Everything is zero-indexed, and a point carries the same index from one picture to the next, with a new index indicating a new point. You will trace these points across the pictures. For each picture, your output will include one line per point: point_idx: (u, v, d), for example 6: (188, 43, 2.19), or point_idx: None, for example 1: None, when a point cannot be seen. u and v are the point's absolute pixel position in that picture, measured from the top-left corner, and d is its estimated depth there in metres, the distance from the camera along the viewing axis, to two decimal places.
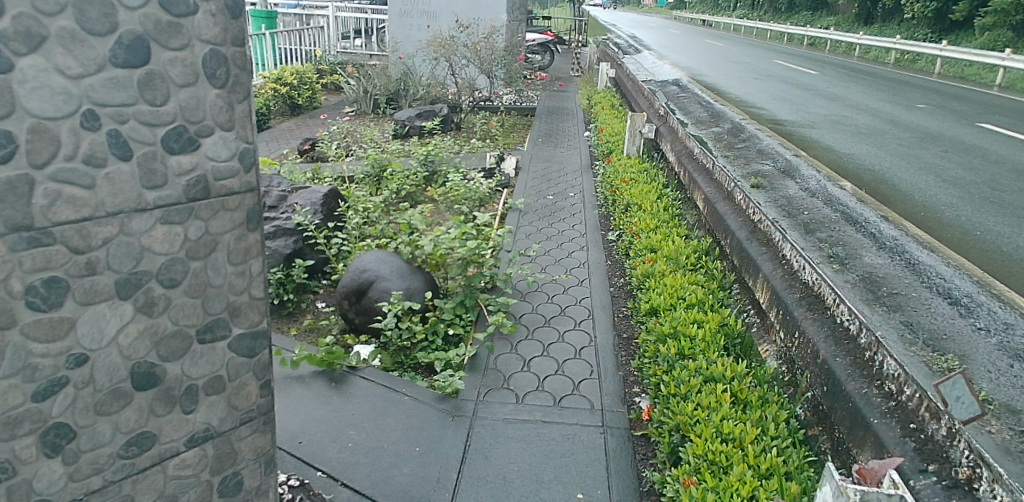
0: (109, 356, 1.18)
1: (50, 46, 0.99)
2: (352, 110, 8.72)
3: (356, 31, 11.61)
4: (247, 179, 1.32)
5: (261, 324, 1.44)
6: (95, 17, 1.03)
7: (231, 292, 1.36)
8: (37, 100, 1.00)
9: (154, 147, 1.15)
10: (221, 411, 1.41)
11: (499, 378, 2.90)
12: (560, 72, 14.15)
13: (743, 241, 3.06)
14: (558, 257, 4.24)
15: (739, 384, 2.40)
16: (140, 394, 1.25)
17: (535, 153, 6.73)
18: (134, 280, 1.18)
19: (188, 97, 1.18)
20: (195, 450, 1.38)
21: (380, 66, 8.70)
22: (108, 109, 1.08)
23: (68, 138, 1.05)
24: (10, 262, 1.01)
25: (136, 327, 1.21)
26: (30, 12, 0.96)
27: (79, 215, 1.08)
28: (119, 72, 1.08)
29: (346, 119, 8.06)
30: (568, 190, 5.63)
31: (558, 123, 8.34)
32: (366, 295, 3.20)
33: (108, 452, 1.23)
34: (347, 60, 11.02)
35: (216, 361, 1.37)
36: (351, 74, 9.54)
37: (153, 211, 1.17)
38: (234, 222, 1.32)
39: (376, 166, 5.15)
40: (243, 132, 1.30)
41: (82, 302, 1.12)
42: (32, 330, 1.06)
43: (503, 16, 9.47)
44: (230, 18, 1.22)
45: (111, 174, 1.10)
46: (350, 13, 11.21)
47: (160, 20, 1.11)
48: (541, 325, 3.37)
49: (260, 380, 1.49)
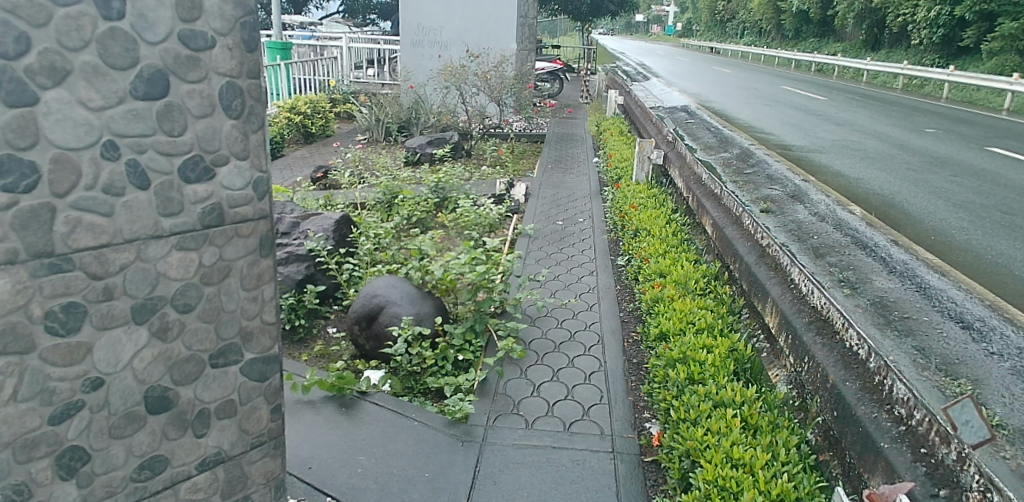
0: (124, 380, 1.20)
1: (74, 80, 1.04)
2: (364, 137, 8.87)
3: (368, 61, 11.84)
4: (260, 206, 1.36)
5: (272, 349, 1.46)
6: (117, 52, 1.08)
7: (244, 317, 1.38)
8: (61, 131, 1.04)
9: (171, 176, 1.19)
10: (232, 435, 1.42)
11: (509, 403, 2.89)
12: (569, 99, 14.33)
13: (752, 265, 3.06)
14: (568, 281, 4.25)
15: (750, 409, 2.38)
16: (153, 418, 1.27)
17: (545, 179, 6.79)
18: (149, 305, 1.21)
19: (204, 128, 1.23)
20: (206, 473, 1.39)
21: (392, 94, 8.84)
22: (127, 139, 1.12)
23: (89, 168, 1.08)
24: (31, 287, 1.04)
25: (150, 351, 1.23)
26: (55, 47, 1.01)
27: (98, 242, 1.11)
28: (139, 104, 1.13)
29: (358, 147, 8.18)
30: (578, 215, 5.65)
31: (568, 149, 8.41)
32: (377, 320, 3.21)
33: (121, 475, 1.25)
34: (361, 89, 11.19)
35: (228, 385, 1.39)
36: (363, 102, 9.69)
37: (168, 238, 1.21)
38: (247, 248, 1.35)
39: (388, 193, 5.21)
40: (257, 161, 1.34)
41: (99, 327, 1.15)
42: (50, 354, 1.09)
43: (512, 45, 9.67)
44: (246, 52, 1.27)
45: (129, 202, 1.14)
46: (362, 43, 11.45)
47: (178, 54, 1.16)
48: (551, 351, 3.36)
49: (271, 404, 1.50)
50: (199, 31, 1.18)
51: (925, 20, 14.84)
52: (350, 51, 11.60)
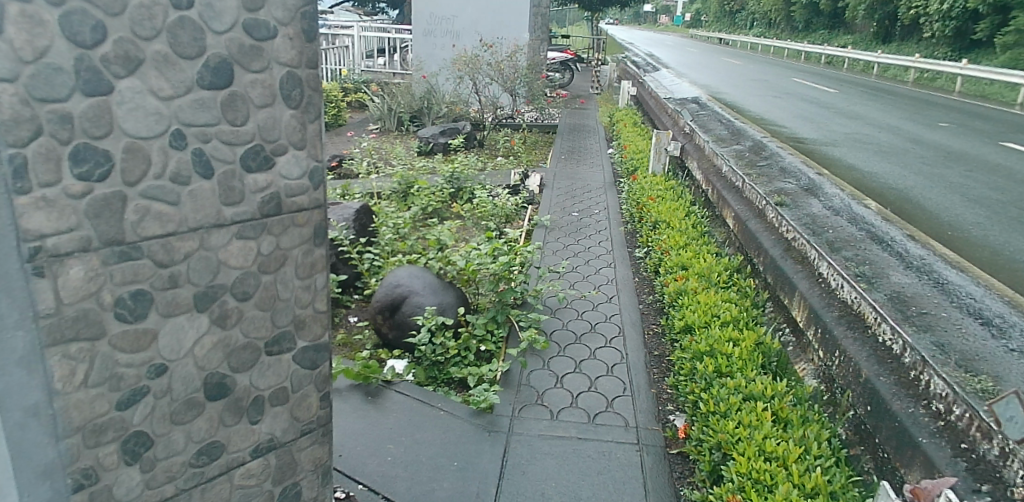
0: (185, 367, 1.22)
1: (146, 69, 1.04)
2: (376, 127, 8.87)
3: (379, 50, 11.79)
4: (315, 195, 1.37)
5: (323, 337, 1.48)
6: (186, 41, 1.09)
7: (298, 305, 1.40)
8: (133, 120, 1.05)
9: (233, 166, 1.20)
10: (284, 422, 1.44)
11: (533, 394, 2.91)
12: (579, 89, 14.25)
13: (778, 259, 3.07)
14: (587, 273, 4.26)
15: (780, 403, 2.39)
16: (212, 405, 1.28)
17: (559, 171, 6.78)
18: (210, 293, 1.22)
19: (265, 118, 1.23)
20: (259, 460, 1.41)
21: (404, 84, 8.81)
22: (194, 128, 1.13)
23: (158, 157, 1.09)
24: (103, 275, 1.05)
25: (210, 338, 1.24)
26: (129, 36, 1.01)
27: (165, 230, 1.12)
28: (205, 93, 1.13)
29: (371, 137, 8.17)
30: (593, 207, 5.65)
31: (581, 141, 8.39)
32: (400, 310, 3.23)
33: (181, 460, 1.26)
34: (372, 79, 11.16)
35: (281, 373, 1.40)
36: (375, 92, 9.67)
37: (230, 227, 1.22)
38: (302, 237, 1.36)
39: (404, 183, 5.22)
40: (314, 151, 1.35)
41: (164, 313, 1.16)
42: (119, 342, 1.11)
43: (525, 35, 9.59)
44: (306, 41, 1.27)
45: (194, 190, 1.15)
46: (373, 32, 11.40)
47: (243, 43, 1.16)
48: (572, 342, 3.38)
49: (321, 392, 1.51)
50: (263, 21, 1.18)
51: (937, 13, 14.71)
52: (361, 40, 11.57)
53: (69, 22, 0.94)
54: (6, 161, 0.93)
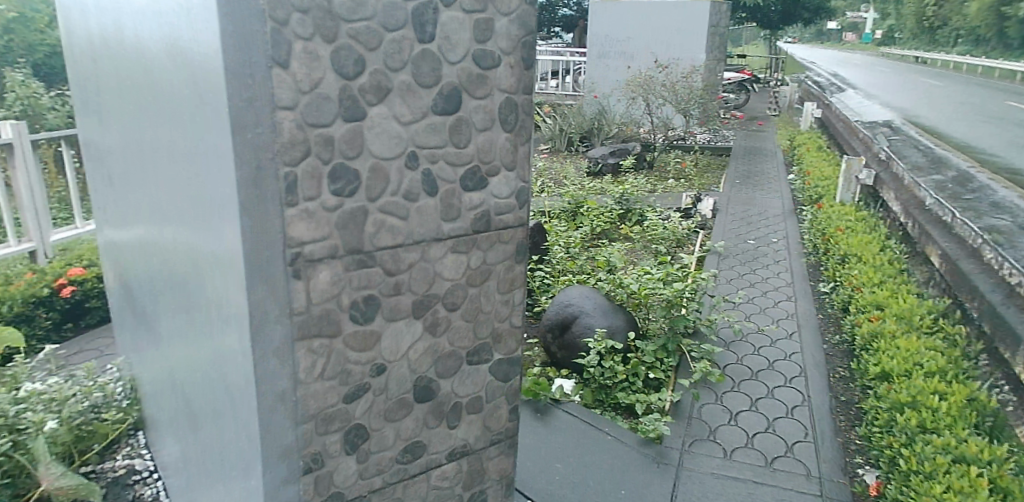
0: (400, 369, 1.32)
1: (393, 97, 1.16)
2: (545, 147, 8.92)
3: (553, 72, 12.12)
4: (520, 214, 1.43)
5: (516, 352, 1.52)
6: (426, 72, 1.19)
7: (497, 319, 1.46)
8: (378, 143, 1.17)
9: (454, 185, 1.29)
10: (477, 430, 1.50)
11: (705, 429, 2.76)
12: (755, 111, 13.51)
13: (997, 304, 2.62)
14: (763, 305, 3.97)
15: (1000, 470, 2.01)
16: (419, 406, 1.38)
17: (733, 196, 6.44)
18: (426, 302, 1.32)
19: (484, 140, 1.31)
20: (453, 463, 1.49)
21: (576, 105, 8.97)
22: (425, 150, 1.23)
23: (395, 176, 1.20)
24: (343, 280, 1.18)
25: (422, 344, 1.34)
26: (382, 68, 1.13)
27: (395, 242, 1.23)
28: (437, 118, 1.23)
29: (542, 156, 8.42)
30: (771, 235, 5.29)
31: (757, 165, 7.92)
32: (570, 329, 3.25)
33: (389, 455, 1.37)
34: (545, 100, 11.50)
35: (478, 382, 1.47)
36: (547, 113, 10.00)
37: (446, 241, 1.31)
38: (506, 253, 1.43)
39: (574, 202, 5.29)
40: (523, 172, 1.41)
41: (387, 318, 1.27)
42: (351, 340, 1.23)
43: (701, 55, 9.35)
44: (524, 69, 1.34)
45: (421, 207, 1.25)
46: (548, 56, 11.83)
47: (471, 72, 1.25)
48: (748, 378, 3.16)
49: (510, 404, 1.56)
50: (490, 50, 1.27)
51: None
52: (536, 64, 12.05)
53: (337, 57, 1.07)
54: (283, 179, 1.07)
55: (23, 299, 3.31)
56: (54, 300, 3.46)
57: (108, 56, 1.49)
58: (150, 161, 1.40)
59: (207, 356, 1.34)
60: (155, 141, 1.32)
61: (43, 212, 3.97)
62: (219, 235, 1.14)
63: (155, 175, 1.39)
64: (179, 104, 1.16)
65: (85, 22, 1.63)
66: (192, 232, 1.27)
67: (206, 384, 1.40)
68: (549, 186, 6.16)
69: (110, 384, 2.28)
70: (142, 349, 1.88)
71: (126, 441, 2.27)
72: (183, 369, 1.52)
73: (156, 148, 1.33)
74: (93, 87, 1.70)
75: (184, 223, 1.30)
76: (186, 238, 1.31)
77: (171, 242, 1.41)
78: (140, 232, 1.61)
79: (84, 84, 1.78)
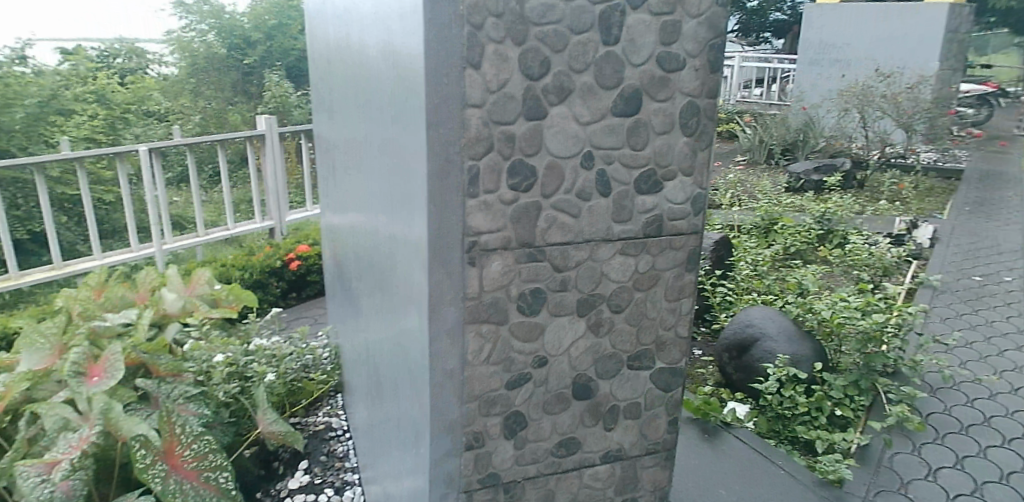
0: (561, 363, 1.34)
1: (574, 98, 1.19)
2: (742, 158, 8.53)
3: (757, 80, 11.62)
4: (695, 221, 1.38)
5: (680, 363, 1.47)
6: (609, 73, 1.20)
7: (662, 327, 1.42)
8: (556, 141, 1.20)
9: (627, 187, 1.29)
10: (632, 436, 1.48)
11: (896, 481, 2.42)
12: (1002, 130, 11.51)
13: None
14: (986, 352, 3.37)
15: None
16: (576, 403, 1.39)
17: (960, 225, 5.55)
18: (590, 301, 1.33)
19: (662, 144, 1.29)
20: (607, 465, 1.48)
21: (779, 116, 8.46)
22: (601, 151, 1.24)
23: (569, 175, 1.23)
24: (514, 271, 1.24)
25: (584, 342, 1.35)
26: (565, 70, 1.17)
27: (564, 239, 1.26)
28: (616, 120, 1.24)
29: (737, 169, 8.00)
30: (1005, 273, 4.48)
31: (998, 192, 6.75)
32: (749, 352, 3.04)
33: (544, 447, 1.39)
34: (745, 109, 10.96)
35: (638, 388, 1.44)
36: (747, 123, 9.55)
37: (616, 243, 1.31)
38: (676, 260, 1.39)
39: (766, 218, 4.97)
40: (700, 178, 1.36)
41: (552, 313, 1.30)
42: (516, 330, 1.28)
43: (936, 63, 8.30)
44: (710, 72, 1.29)
45: (592, 206, 1.27)
46: (753, 63, 11.35)
47: (654, 75, 1.24)
48: (956, 432, 2.70)
49: (670, 416, 1.50)
50: (675, 53, 1.24)
51: None
52: (740, 70, 11.62)
53: (524, 58, 1.13)
54: (466, 170, 1.15)
55: (261, 269, 3.92)
56: (284, 271, 4.04)
57: (341, 56, 1.62)
58: (368, 154, 1.50)
59: (400, 340, 1.42)
60: (376, 137, 1.41)
61: (282, 193, 4.64)
62: (416, 223, 1.23)
63: (371, 167, 1.50)
64: (400, 106, 1.23)
65: (324, 23, 1.78)
66: (399, 224, 1.34)
67: (397, 365, 1.49)
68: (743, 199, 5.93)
69: (319, 348, 2.60)
70: (345, 324, 2.06)
71: (326, 401, 2.57)
72: (377, 347, 1.64)
73: (376, 143, 1.43)
74: (324, 82, 1.86)
75: (393, 215, 1.38)
76: (394, 229, 1.39)
77: (379, 230, 1.52)
78: (353, 217, 1.75)
79: (318, 78, 1.95)
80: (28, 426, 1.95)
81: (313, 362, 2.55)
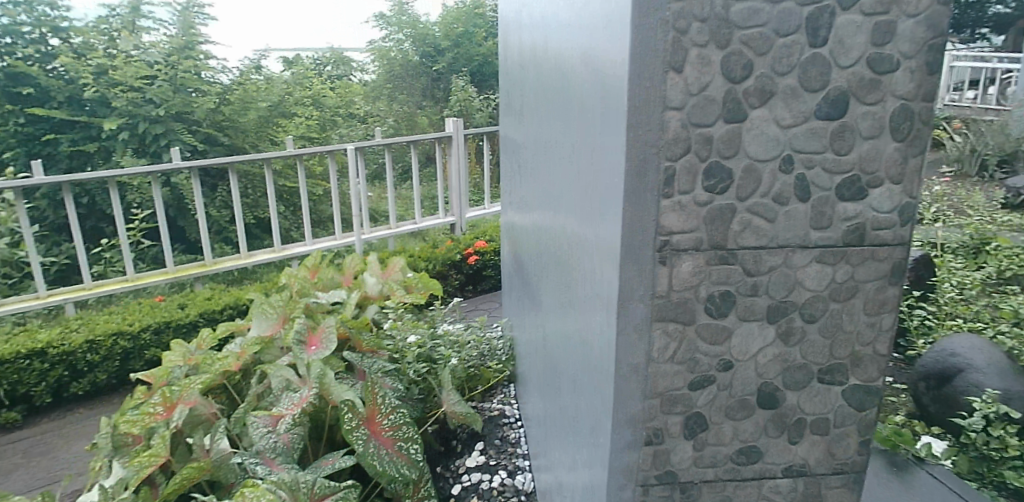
0: (747, 369, 1.32)
1: (776, 100, 1.18)
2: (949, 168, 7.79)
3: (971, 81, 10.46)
4: (903, 233, 1.27)
5: (876, 381, 1.37)
6: (813, 76, 1.17)
7: (857, 342, 1.34)
8: (755, 143, 1.20)
9: (828, 193, 1.24)
10: (818, 453, 1.41)
11: None
12: None
13: None
14: None
15: None
16: (761, 411, 1.35)
17: None
18: (782, 308, 1.30)
19: (869, 148, 1.22)
20: (789, 480, 1.42)
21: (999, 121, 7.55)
22: (803, 154, 1.21)
23: (768, 179, 1.21)
24: (706, 272, 1.25)
25: (772, 350, 1.32)
26: (768, 73, 1.16)
27: (758, 243, 1.25)
28: (818, 122, 1.20)
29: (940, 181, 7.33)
30: None
31: None
32: (950, 382, 2.91)
33: (725, 451, 1.37)
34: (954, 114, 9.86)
35: (827, 402, 1.37)
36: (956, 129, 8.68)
37: (813, 250, 1.27)
38: (879, 273, 1.30)
39: (977, 238, 4.60)
40: (910, 187, 1.25)
41: (741, 318, 1.29)
42: (703, 332, 1.28)
43: None
44: (928, 74, 1.18)
45: (790, 211, 1.24)
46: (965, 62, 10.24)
47: (863, 76, 1.18)
48: None
49: (862, 436, 1.41)
50: (888, 55, 1.17)
51: None
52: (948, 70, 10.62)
53: (727, 62, 1.15)
54: (663, 171, 1.19)
55: (443, 261, 4.29)
56: (461, 264, 4.38)
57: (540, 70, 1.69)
58: (562, 161, 1.55)
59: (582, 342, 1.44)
60: (573, 145, 1.46)
61: (464, 194, 5.04)
62: (609, 219, 1.27)
63: (564, 172, 1.54)
64: (607, 114, 1.25)
65: (522, 38, 1.87)
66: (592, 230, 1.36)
67: (576, 365, 1.51)
68: (945, 214, 5.49)
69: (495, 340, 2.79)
70: (515, 321, 2.12)
71: (499, 389, 2.72)
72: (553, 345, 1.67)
73: (572, 150, 1.46)
74: (518, 91, 1.94)
75: (585, 220, 1.41)
76: (585, 234, 1.42)
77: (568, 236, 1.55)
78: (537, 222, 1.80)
79: (511, 89, 2.05)
80: (259, 386, 2.33)
81: (484, 350, 2.72)
